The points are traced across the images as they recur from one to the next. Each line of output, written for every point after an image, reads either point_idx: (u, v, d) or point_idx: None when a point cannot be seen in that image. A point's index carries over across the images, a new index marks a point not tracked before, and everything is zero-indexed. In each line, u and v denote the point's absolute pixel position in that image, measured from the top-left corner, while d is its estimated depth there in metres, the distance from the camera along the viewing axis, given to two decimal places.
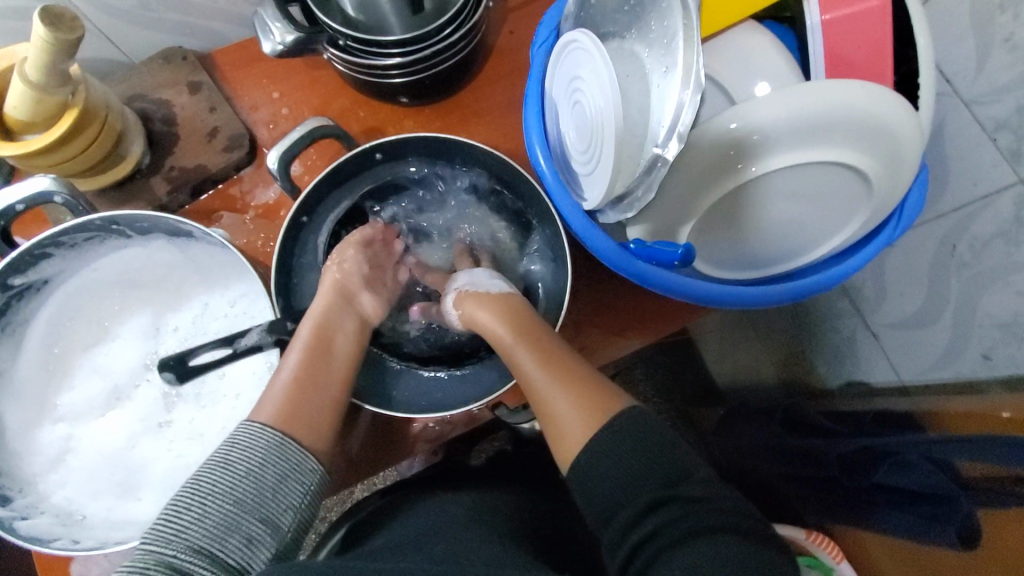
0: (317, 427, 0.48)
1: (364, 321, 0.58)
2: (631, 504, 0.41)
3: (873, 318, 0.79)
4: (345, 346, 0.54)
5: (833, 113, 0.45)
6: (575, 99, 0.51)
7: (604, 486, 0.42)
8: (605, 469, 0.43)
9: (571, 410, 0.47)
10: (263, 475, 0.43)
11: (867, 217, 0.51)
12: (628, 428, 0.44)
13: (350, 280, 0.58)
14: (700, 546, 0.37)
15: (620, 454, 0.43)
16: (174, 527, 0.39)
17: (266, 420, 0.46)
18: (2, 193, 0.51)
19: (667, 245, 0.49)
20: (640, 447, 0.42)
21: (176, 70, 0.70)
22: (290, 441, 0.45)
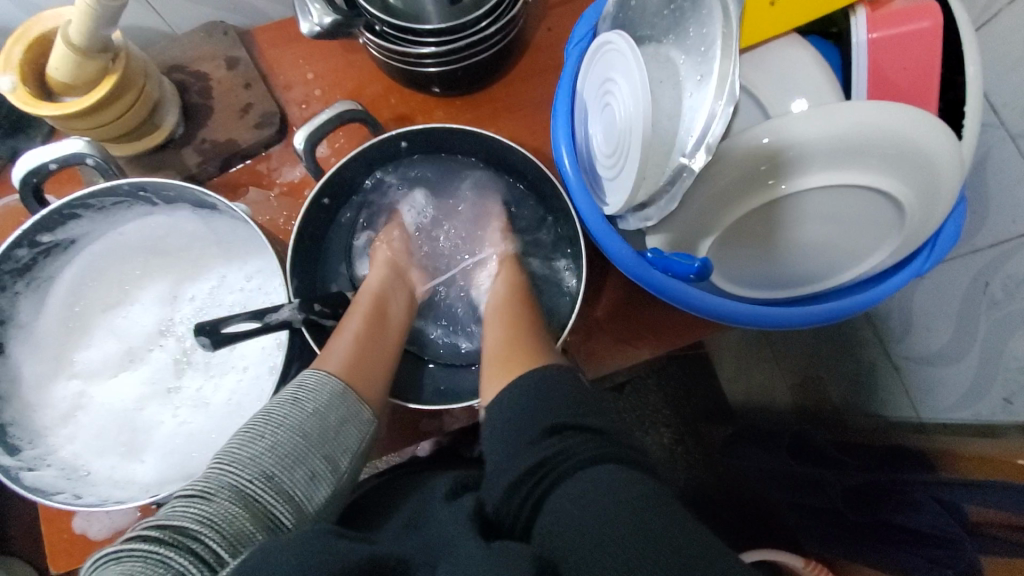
0: (374, 379, 0.50)
1: (410, 300, 0.63)
2: (533, 440, 0.41)
3: (895, 350, 0.77)
4: (397, 316, 0.59)
5: (872, 136, 0.44)
6: (605, 102, 0.50)
7: (517, 420, 0.43)
8: (507, 419, 0.44)
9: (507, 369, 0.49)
10: (326, 417, 0.44)
11: (897, 246, 0.49)
12: (541, 383, 0.45)
13: (402, 260, 0.64)
14: (590, 475, 0.37)
15: (540, 402, 0.43)
16: (248, 453, 0.39)
17: (331, 366, 0.48)
18: (38, 151, 0.52)
19: (685, 258, 0.47)
20: (545, 397, 0.44)
21: (216, 44, 0.71)
22: (351, 392, 0.46)
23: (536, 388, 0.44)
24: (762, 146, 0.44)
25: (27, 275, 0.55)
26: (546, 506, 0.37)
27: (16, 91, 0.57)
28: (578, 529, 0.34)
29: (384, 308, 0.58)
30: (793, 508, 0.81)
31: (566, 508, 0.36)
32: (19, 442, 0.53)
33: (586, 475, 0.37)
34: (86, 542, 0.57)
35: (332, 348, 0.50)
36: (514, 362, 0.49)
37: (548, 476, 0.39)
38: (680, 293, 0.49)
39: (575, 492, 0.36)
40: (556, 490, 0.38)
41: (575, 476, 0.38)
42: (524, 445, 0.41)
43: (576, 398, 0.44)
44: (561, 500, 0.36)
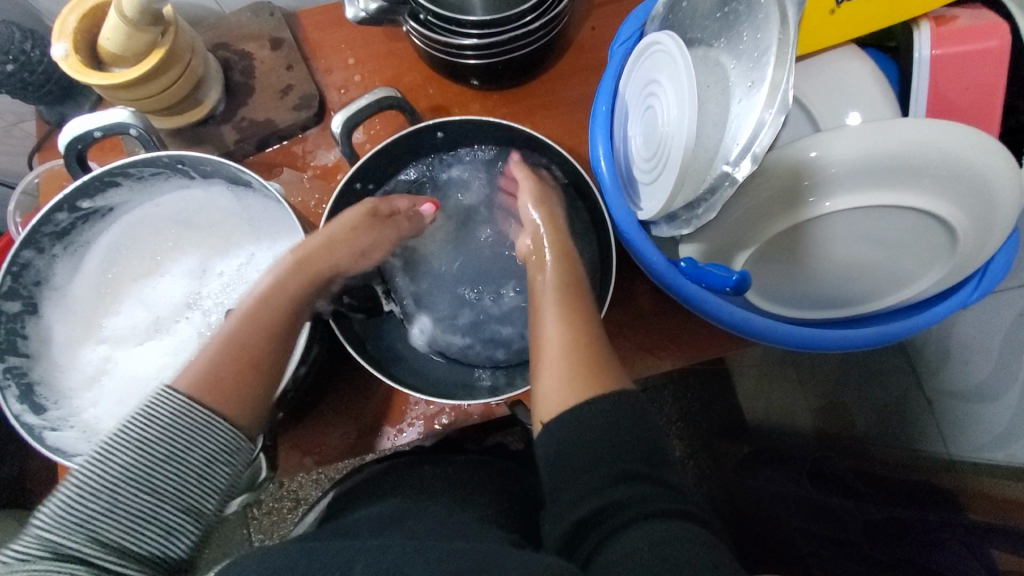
0: (237, 391, 0.43)
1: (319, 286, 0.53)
2: (607, 470, 0.39)
3: (930, 383, 0.74)
4: (280, 303, 0.50)
5: (927, 157, 0.42)
6: (648, 104, 0.49)
7: (585, 453, 0.40)
8: (579, 443, 0.40)
9: (564, 378, 0.44)
10: (187, 460, 0.40)
11: (943, 274, 0.47)
12: (619, 410, 0.41)
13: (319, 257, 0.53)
14: (667, 523, 0.35)
15: (618, 431, 0.40)
16: (78, 516, 0.37)
17: (179, 387, 0.42)
18: (84, 118, 0.53)
19: (722, 270, 0.45)
20: (624, 426, 0.41)
21: (262, 24, 0.71)
22: (198, 409, 0.41)
23: (619, 414, 0.41)
24: (809, 160, 0.42)
25: (66, 239, 0.56)
26: (611, 547, 0.35)
27: (68, 58, 0.58)
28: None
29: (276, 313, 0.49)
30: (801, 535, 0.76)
31: (638, 549, 0.34)
32: (45, 402, 0.55)
33: (663, 522, 0.35)
34: None
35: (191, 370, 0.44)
36: (569, 373, 0.44)
37: (616, 519, 0.36)
38: (711, 306, 0.48)
39: (652, 535, 0.35)
40: (623, 531, 0.35)
41: (651, 519, 0.36)
42: (592, 472, 0.39)
43: (652, 434, 0.41)
44: (633, 539, 0.35)
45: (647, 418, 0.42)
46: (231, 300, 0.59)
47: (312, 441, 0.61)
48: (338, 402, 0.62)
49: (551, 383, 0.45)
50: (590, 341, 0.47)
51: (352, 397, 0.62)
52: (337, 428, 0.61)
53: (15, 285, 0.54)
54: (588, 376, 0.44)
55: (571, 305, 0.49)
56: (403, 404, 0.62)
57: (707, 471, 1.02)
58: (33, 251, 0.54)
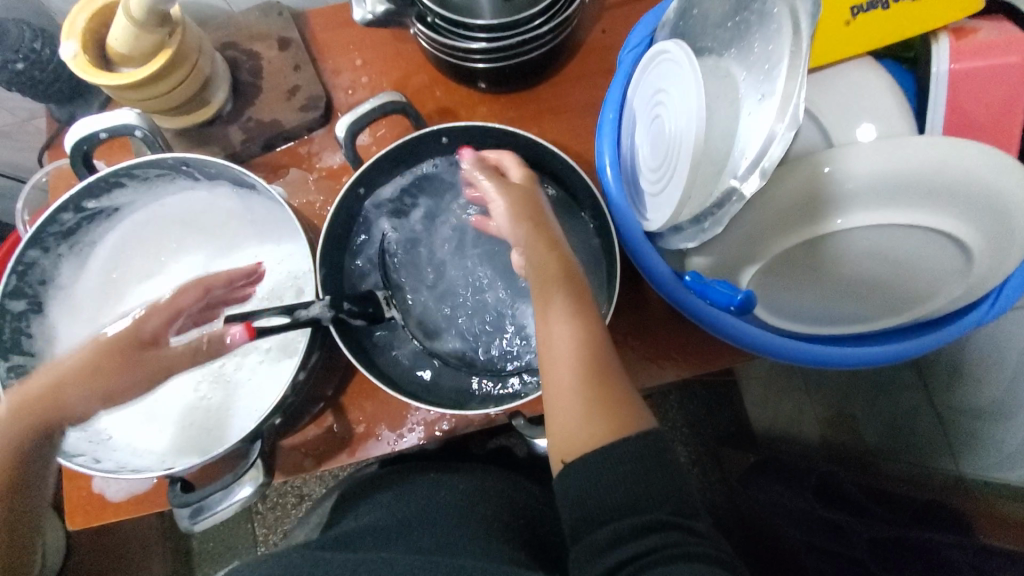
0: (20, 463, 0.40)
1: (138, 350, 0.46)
2: (637, 517, 0.37)
3: (941, 399, 0.73)
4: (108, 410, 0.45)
5: (944, 174, 0.40)
6: (655, 113, 0.48)
7: (615, 495, 0.38)
8: (602, 482, 0.38)
9: (581, 420, 0.41)
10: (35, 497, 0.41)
11: (958, 293, 0.45)
12: (645, 448, 0.39)
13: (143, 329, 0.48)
14: (695, 570, 0.34)
15: (643, 471, 0.39)
16: None
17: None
18: (90, 119, 0.53)
19: (725, 287, 0.45)
20: (651, 465, 0.39)
21: (270, 24, 0.71)
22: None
23: (646, 453, 0.39)
24: (822, 176, 0.41)
25: (72, 238, 0.57)
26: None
27: (76, 58, 0.58)
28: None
29: (65, 406, 0.42)
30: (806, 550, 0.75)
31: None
32: None
33: (693, 568, 0.34)
34: (103, 503, 0.58)
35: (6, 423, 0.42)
36: (588, 409, 0.41)
37: (643, 562, 0.35)
38: (716, 323, 0.47)
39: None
40: (649, 574, 0.34)
41: (678, 563, 0.34)
42: (615, 514, 0.38)
43: (680, 477, 0.40)
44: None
45: (672, 456, 0.40)
46: None
47: (316, 445, 0.61)
48: (342, 406, 0.62)
49: (566, 416, 0.42)
50: (602, 360, 0.43)
51: (356, 401, 0.62)
52: (340, 432, 0.61)
53: (21, 283, 0.54)
54: (605, 419, 0.41)
55: (582, 310, 0.44)
56: (403, 410, 0.61)
57: (711, 480, 1.02)
58: (38, 250, 0.54)
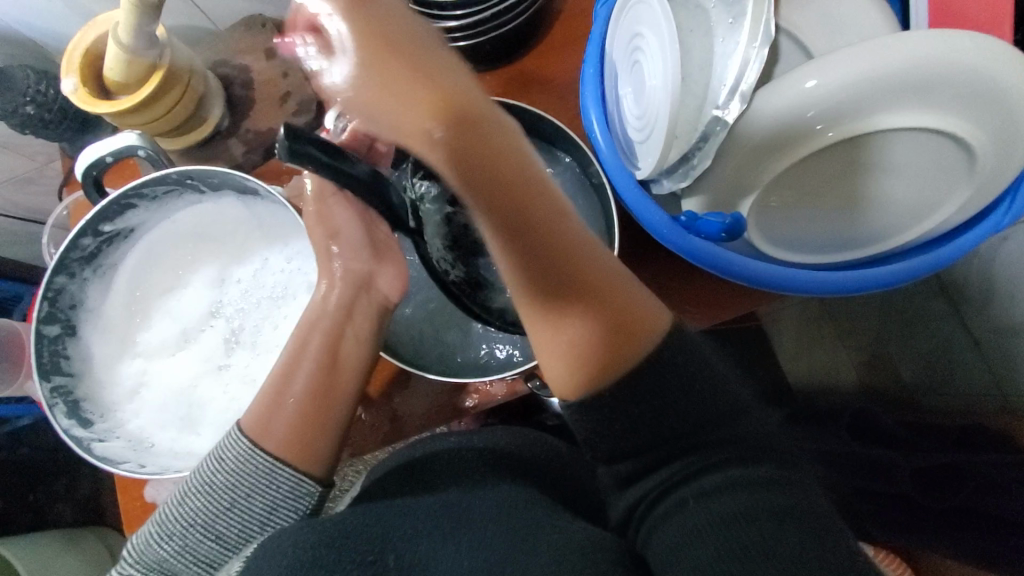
0: (311, 445, 0.50)
1: (383, 308, 0.57)
2: (667, 454, 0.41)
3: (977, 322, 0.69)
4: (354, 348, 0.55)
5: (936, 72, 0.39)
6: (636, 57, 0.48)
7: (643, 426, 0.41)
8: (633, 418, 0.40)
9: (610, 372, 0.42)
10: (249, 502, 0.47)
11: (968, 198, 0.44)
12: (658, 369, 0.41)
13: (360, 267, 0.56)
14: (728, 496, 0.37)
15: (662, 397, 0.40)
16: None
17: (252, 437, 0.49)
18: (96, 145, 0.56)
19: (715, 216, 0.46)
20: (674, 385, 0.40)
21: (256, 36, 0.72)
22: (280, 467, 0.48)
23: (662, 377, 0.40)
24: (808, 91, 0.40)
25: (94, 262, 0.60)
26: (669, 519, 0.38)
27: (77, 91, 0.61)
28: (696, 547, 0.35)
29: (336, 348, 0.54)
30: (857, 494, 0.75)
31: (691, 522, 0.37)
32: (91, 416, 0.58)
33: (722, 494, 0.37)
34: (157, 509, 0.61)
35: (255, 407, 0.51)
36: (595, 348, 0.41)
37: (672, 495, 0.39)
38: (719, 260, 0.47)
39: (706, 509, 0.37)
40: (678, 506, 0.38)
41: (711, 491, 0.37)
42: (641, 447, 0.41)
43: (714, 389, 0.41)
44: (689, 515, 0.37)
45: (701, 368, 0.41)
46: (251, 304, 0.61)
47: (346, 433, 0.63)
48: (367, 397, 0.63)
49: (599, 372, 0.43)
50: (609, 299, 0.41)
51: (380, 389, 0.63)
52: (368, 420, 0.63)
53: (53, 309, 0.57)
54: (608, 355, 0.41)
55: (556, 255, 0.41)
56: (429, 392, 0.63)
57: None
58: (65, 276, 0.57)
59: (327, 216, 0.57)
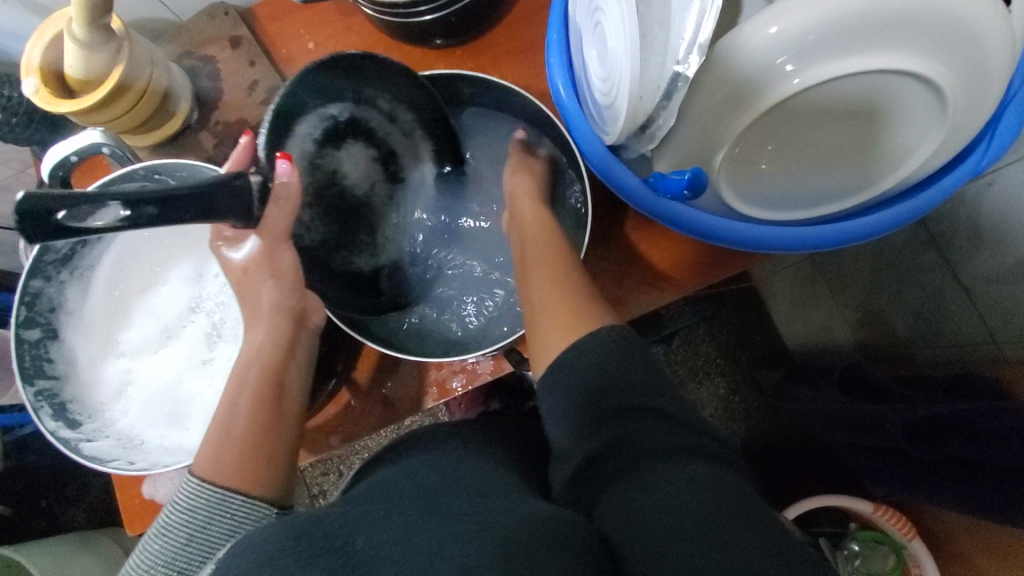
0: (261, 473, 0.47)
1: (313, 336, 0.56)
2: (610, 415, 0.40)
3: (964, 272, 0.66)
4: (297, 376, 0.53)
5: (901, 9, 0.38)
6: (597, 19, 0.46)
7: (587, 395, 0.42)
8: (586, 382, 0.43)
9: (559, 340, 0.46)
10: (207, 536, 0.44)
11: (943, 139, 0.43)
12: (609, 353, 0.44)
13: (287, 298, 0.53)
14: (668, 465, 0.37)
15: (610, 367, 0.43)
16: None
17: (202, 476, 0.46)
18: (59, 145, 0.55)
19: (677, 172, 0.45)
20: (626, 366, 0.43)
21: (219, 25, 0.71)
22: (232, 497, 0.45)
23: (614, 355, 0.43)
24: (770, 38, 0.39)
25: (70, 264, 0.59)
26: (611, 493, 0.37)
27: (38, 92, 0.60)
28: (638, 526, 0.34)
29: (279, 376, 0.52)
30: (854, 451, 0.75)
31: (631, 498, 0.36)
32: (79, 417, 0.58)
33: (671, 463, 0.37)
34: (154, 506, 0.62)
35: (204, 448, 0.48)
36: (557, 321, 0.47)
37: (610, 463, 0.39)
38: (692, 220, 0.46)
39: (650, 481, 0.36)
40: (616, 469, 0.38)
41: (648, 462, 0.37)
42: (590, 430, 0.41)
43: (648, 364, 0.44)
44: (627, 489, 0.37)
45: (648, 362, 0.44)
46: (230, 297, 0.61)
47: (339, 422, 0.64)
48: (357, 382, 0.63)
49: (551, 344, 0.47)
50: (571, 285, 0.50)
51: (369, 375, 0.63)
52: (358, 407, 0.63)
53: (31, 313, 0.57)
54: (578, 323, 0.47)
55: (554, 258, 0.52)
56: (414, 375, 0.63)
57: (753, 403, 1.02)
58: (41, 279, 0.57)
59: (271, 258, 0.52)
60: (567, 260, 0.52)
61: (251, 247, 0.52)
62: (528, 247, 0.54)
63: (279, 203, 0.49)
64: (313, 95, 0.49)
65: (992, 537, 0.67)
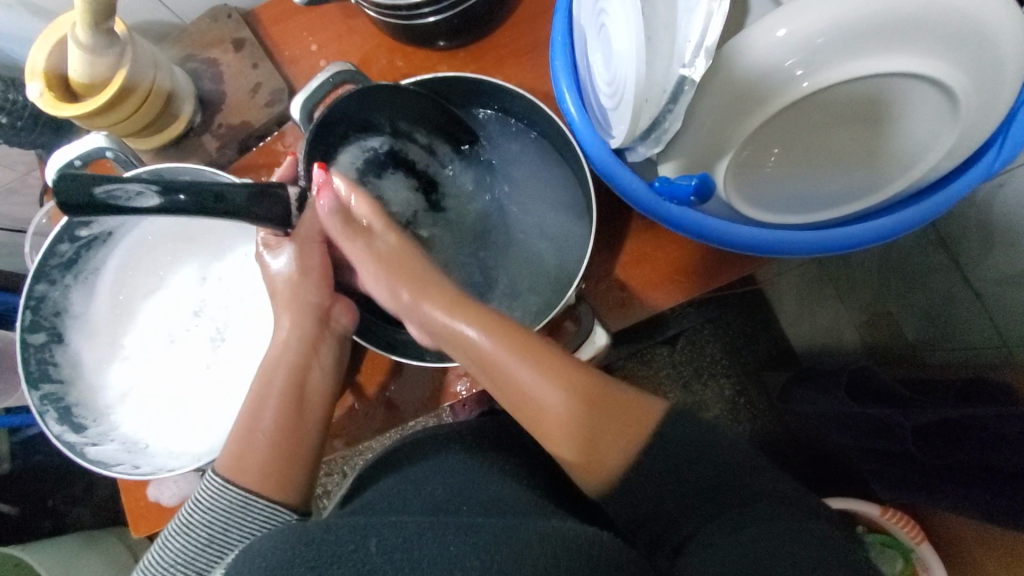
0: (283, 477, 0.50)
1: (340, 338, 0.56)
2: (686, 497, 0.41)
3: (974, 274, 0.66)
4: (319, 379, 0.54)
5: (912, 11, 0.37)
6: (601, 22, 0.46)
7: (654, 483, 0.42)
8: (647, 479, 0.42)
9: (598, 442, 0.44)
10: (226, 536, 0.47)
11: (954, 144, 0.42)
12: (670, 427, 0.44)
13: (315, 297, 0.55)
14: (773, 525, 0.37)
15: (678, 449, 0.43)
16: None
17: (226, 478, 0.48)
18: (64, 149, 0.55)
19: (685, 178, 0.44)
20: (681, 437, 0.43)
21: (222, 27, 0.71)
22: (252, 502, 0.48)
23: (680, 426, 0.44)
24: (778, 42, 0.38)
25: (74, 268, 0.59)
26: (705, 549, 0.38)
27: (43, 96, 0.60)
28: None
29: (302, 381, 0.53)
30: (861, 455, 0.74)
31: (728, 553, 0.36)
32: (84, 420, 0.58)
33: (767, 519, 0.38)
34: (158, 509, 0.62)
35: (228, 449, 0.50)
36: (573, 439, 0.45)
37: (706, 525, 0.39)
38: (698, 224, 0.46)
39: (748, 534, 0.37)
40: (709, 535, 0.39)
41: (747, 525, 0.38)
42: (668, 485, 0.42)
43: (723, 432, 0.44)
44: (727, 541, 0.37)
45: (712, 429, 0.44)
46: (234, 300, 0.61)
47: (342, 425, 0.63)
48: (360, 385, 0.63)
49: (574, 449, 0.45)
50: (589, 384, 0.47)
51: (372, 378, 0.63)
52: (362, 410, 0.63)
53: (37, 317, 0.58)
54: (621, 420, 0.45)
55: (550, 366, 0.47)
56: (417, 378, 0.63)
57: (759, 405, 1.02)
58: (46, 283, 0.58)
59: (303, 259, 0.56)
60: (554, 352, 0.48)
61: (288, 256, 0.55)
62: (496, 349, 0.48)
63: (314, 203, 0.54)
64: (344, 118, 0.54)
65: (1000, 541, 0.67)
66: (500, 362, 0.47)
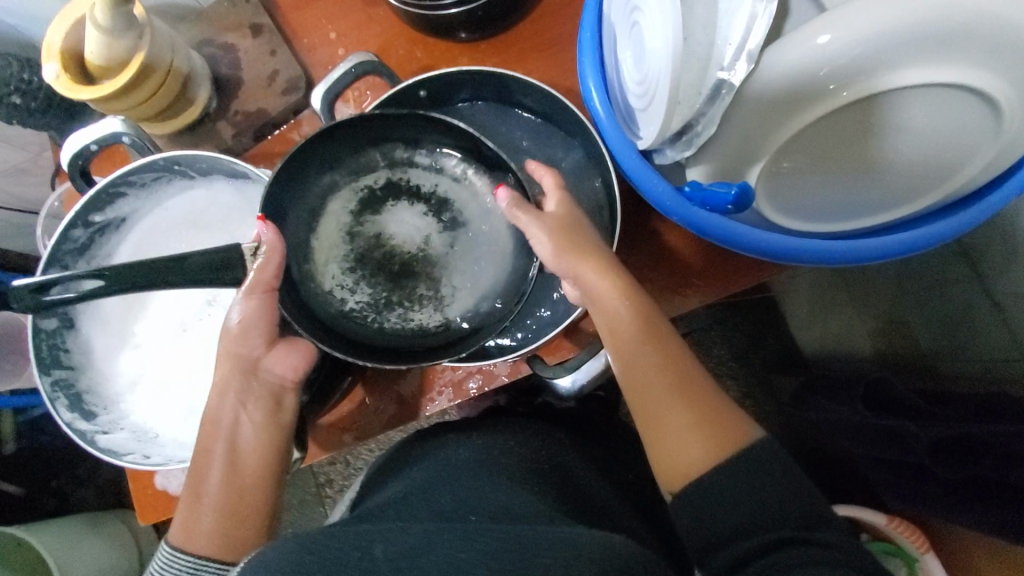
0: (237, 536, 0.47)
1: (277, 387, 0.52)
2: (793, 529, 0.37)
3: (995, 286, 0.65)
4: (251, 435, 0.50)
5: (961, 21, 0.36)
6: (635, 20, 0.45)
7: (751, 506, 0.39)
8: (738, 490, 0.40)
9: (691, 445, 0.42)
10: None
11: (993, 158, 0.41)
12: (748, 463, 0.40)
13: (247, 347, 0.51)
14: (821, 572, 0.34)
15: (757, 485, 0.40)
16: None
17: (175, 545, 0.46)
18: (79, 132, 0.54)
19: (722, 185, 0.43)
20: (752, 475, 0.40)
21: (240, 12, 0.70)
22: (204, 565, 0.45)
23: (747, 465, 0.40)
24: (819, 48, 0.37)
25: (87, 254, 0.60)
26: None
27: (59, 78, 0.59)
28: None
29: (233, 439, 0.50)
30: (872, 464, 0.74)
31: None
32: (95, 408, 0.59)
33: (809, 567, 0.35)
34: (165, 497, 0.62)
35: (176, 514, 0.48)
36: (702, 431, 0.42)
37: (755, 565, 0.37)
38: (725, 230, 0.45)
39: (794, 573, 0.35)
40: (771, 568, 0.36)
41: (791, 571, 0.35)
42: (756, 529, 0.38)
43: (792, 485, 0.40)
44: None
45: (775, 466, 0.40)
46: None
47: (352, 419, 0.63)
48: (370, 379, 0.63)
49: (675, 441, 0.43)
50: (686, 368, 0.45)
51: (383, 373, 0.63)
52: (372, 405, 0.63)
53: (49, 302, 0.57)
54: (713, 434, 0.42)
55: (638, 305, 0.46)
56: (430, 376, 0.62)
57: (766, 408, 1.02)
58: (58, 269, 0.58)
59: (248, 312, 0.50)
60: (658, 314, 0.47)
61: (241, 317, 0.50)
62: (608, 300, 0.46)
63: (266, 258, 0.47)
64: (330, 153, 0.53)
65: (1007, 556, 0.66)
66: (606, 294, 0.46)
